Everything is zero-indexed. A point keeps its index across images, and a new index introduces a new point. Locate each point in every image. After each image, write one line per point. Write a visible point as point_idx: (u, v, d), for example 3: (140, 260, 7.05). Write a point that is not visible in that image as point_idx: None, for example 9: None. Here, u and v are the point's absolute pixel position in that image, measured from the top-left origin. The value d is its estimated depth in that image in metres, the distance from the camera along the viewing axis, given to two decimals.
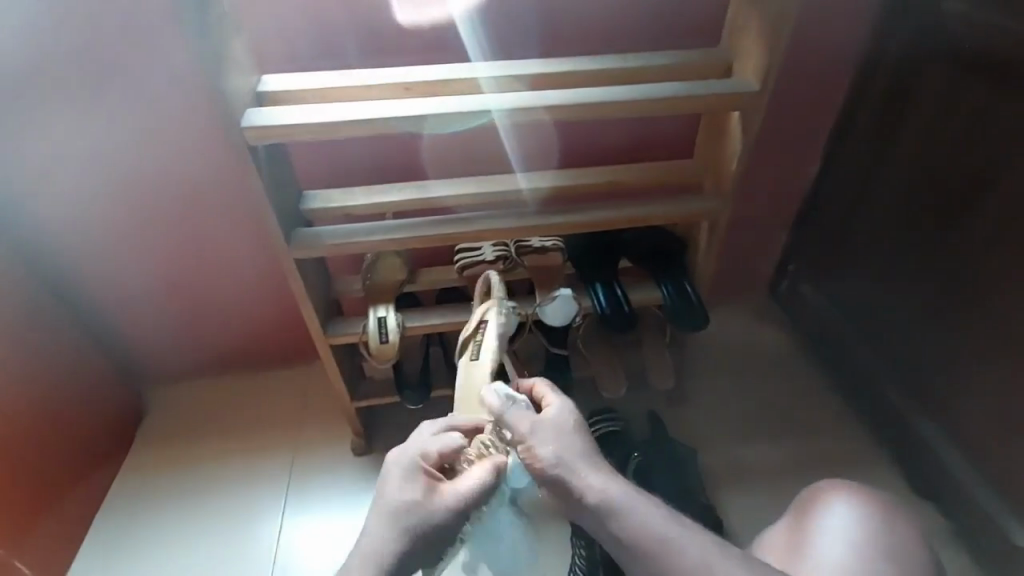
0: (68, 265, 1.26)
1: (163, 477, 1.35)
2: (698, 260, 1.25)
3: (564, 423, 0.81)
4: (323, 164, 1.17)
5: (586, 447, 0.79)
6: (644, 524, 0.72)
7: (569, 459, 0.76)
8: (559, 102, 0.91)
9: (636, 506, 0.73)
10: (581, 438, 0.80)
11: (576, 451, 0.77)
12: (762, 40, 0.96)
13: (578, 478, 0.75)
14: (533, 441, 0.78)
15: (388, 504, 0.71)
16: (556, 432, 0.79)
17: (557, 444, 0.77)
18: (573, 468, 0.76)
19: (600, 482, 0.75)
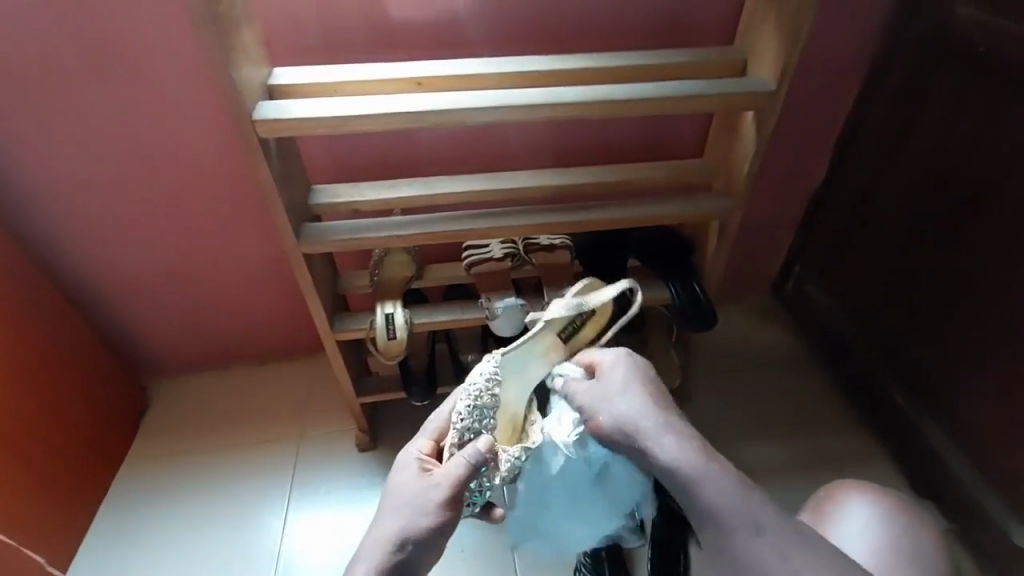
0: (72, 256, 1.25)
1: (166, 470, 1.35)
2: (706, 260, 1.24)
3: (625, 387, 0.77)
4: (331, 158, 1.16)
5: (650, 405, 0.75)
6: (718, 493, 0.66)
7: (630, 424, 0.73)
8: (573, 99, 0.91)
9: (711, 473, 0.67)
10: (646, 400, 0.75)
11: (638, 414, 0.73)
12: (778, 39, 0.95)
13: (638, 440, 0.72)
14: (592, 405, 0.77)
15: (393, 502, 0.72)
16: (615, 398, 0.76)
17: (616, 407, 0.75)
18: (634, 434, 0.72)
19: (667, 447, 0.70)
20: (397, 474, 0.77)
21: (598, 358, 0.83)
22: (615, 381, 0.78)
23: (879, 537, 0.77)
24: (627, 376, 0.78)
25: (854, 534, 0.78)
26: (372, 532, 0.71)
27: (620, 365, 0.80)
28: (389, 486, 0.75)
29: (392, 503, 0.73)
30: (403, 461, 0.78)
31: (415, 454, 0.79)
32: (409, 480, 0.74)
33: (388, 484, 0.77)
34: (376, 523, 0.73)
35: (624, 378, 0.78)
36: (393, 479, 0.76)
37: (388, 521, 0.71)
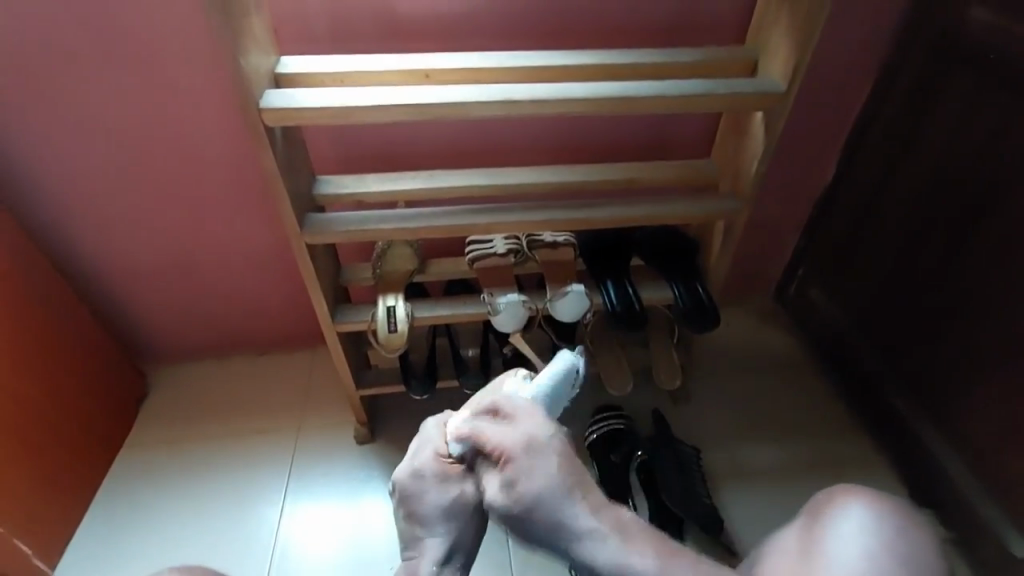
0: (74, 240, 1.25)
1: (164, 456, 1.35)
2: (710, 261, 1.24)
3: (546, 467, 0.64)
4: (336, 148, 1.15)
5: (573, 479, 0.65)
6: (638, 573, 0.61)
7: (545, 501, 0.63)
8: (581, 95, 0.90)
9: (630, 539, 0.63)
10: (567, 474, 0.64)
11: (561, 497, 0.63)
12: (790, 39, 0.95)
13: (559, 519, 0.63)
14: (510, 473, 0.64)
15: (433, 517, 0.68)
16: (535, 481, 0.64)
17: (537, 483, 0.63)
18: (557, 514, 0.63)
19: (596, 538, 0.62)
20: (431, 488, 0.70)
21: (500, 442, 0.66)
22: (530, 444, 0.65)
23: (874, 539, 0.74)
24: (539, 449, 0.65)
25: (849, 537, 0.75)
26: (429, 554, 0.68)
27: (542, 422, 0.67)
28: (432, 504, 0.69)
29: (444, 520, 0.69)
30: (433, 475, 0.70)
31: (438, 459, 0.71)
32: (453, 494, 0.69)
33: (421, 500, 0.69)
34: (429, 545, 0.68)
35: (547, 441, 0.66)
36: (429, 494, 0.69)
37: (450, 540, 0.68)
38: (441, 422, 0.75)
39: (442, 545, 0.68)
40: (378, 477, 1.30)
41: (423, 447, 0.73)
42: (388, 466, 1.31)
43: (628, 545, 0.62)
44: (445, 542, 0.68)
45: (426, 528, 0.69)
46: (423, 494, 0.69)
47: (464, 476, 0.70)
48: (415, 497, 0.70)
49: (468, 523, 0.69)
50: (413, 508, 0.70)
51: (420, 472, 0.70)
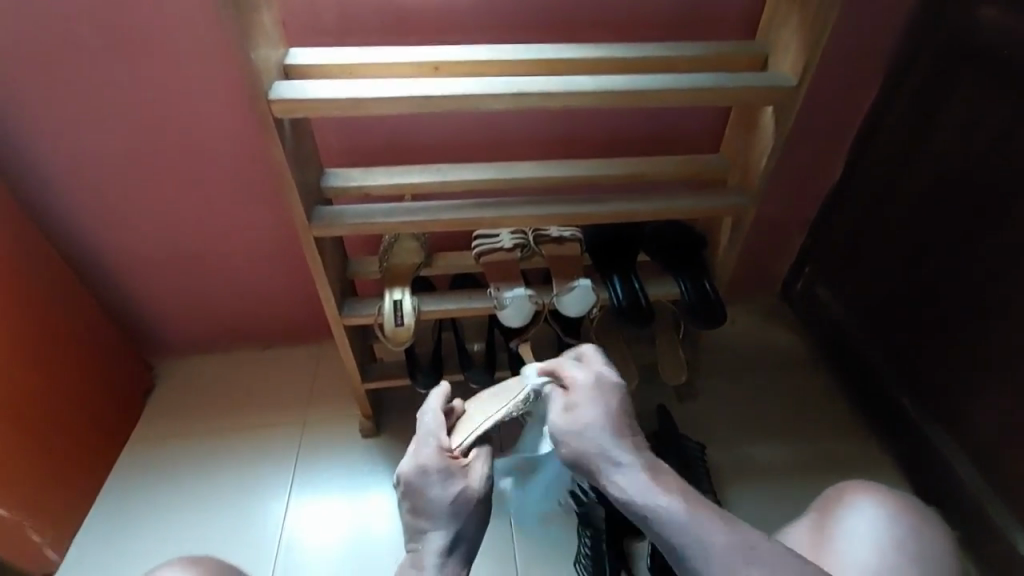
0: (82, 233, 1.25)
1: (170, 448, 1.36)
2: (717, 258, 1.23)
3: (597, 403, 0.74)
4: (344, 142, 1.15)
5: (622, 426, 0.73)
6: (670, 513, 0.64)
7: (593, 438, 0.72)
8: (590, 88, 0.90)
9: (664, 481, 0.68)
10: (616, 418, 0.73)
11: (609, 430, 0.71)
12: (802, 34, 0.94)
13: (600, 451, 0.71)
14: (567, 400, 0.75)
15: (437, 512, 0.72)
16: (589, 416, 0.73)
17: (590, 419, 0.72)
18: (599, 445, 0.71)
19: (631, 471, 0.69)
20: (435, 483, 0.73)
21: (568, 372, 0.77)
22: (598, 380, 0.76)
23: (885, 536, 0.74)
24: (602, 389, 0.75)
25: (866, 540, 0.74)
26: (432, 545, 0.70)
27: (612, 374, 0.78)
28: (436, 498, 0.72)
29: (450, 513, 0.72)
30: (436, 471, 0.74)
31: (442, 453, 0.75)
32: (457, 487, 0.73)
33: (425, 494, 0.73)
34: (432, 537, 0.71)
35: (606, 378, 0.77)
36: (435, 488, 0.73)
37: (453, 533, 0.71)
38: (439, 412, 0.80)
39: (446, 536, 0.71)
40: (383, 471, 1.30)
41: (425, 443, 0.77)
42: (392, 460, 1.32)
43: (659, 484, 0.67)
44: (448, 535, 0.71)
45: (430, 521, 0.72)
46: (426, 489, 0.73)
47: (468, 470, 0.75)
48: (420, 489, 0.73)
49: (469, 518, 0.72)
50: (418, 502, 0.73)
51: (423, 466, 0.74)
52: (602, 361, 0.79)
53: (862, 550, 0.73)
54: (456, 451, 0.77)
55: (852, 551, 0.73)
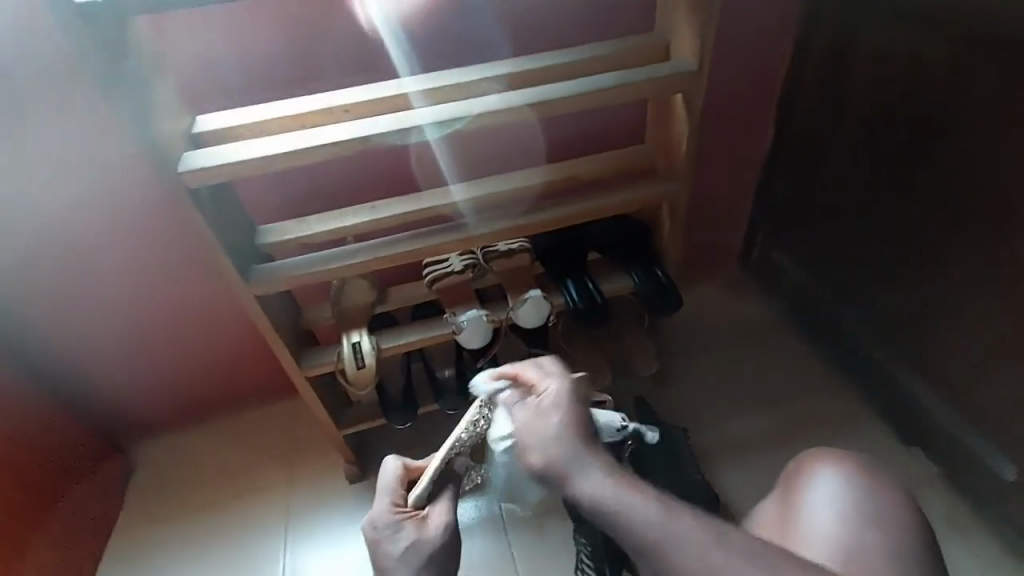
0: (24, 334, 1.22)
1: (157, 534, 1.32)
2: (665, 244, 1.25)
3: (561, 416, 0.68)
4: (275, 194, 1.15)
5: (579, 445, 0.67)
6: (644, 525, 0.63)
7: (564, 459, 0.66)
8: (499, 105, 0.91)
9: (636, 503, 0.64)
10: (577, 431, 0.67)
11: (571, 457, 0.66)
12: (694, 19, 0.96)
13: (574, 483, 0.65)
14: (524, 443, 0.69)
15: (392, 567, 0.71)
16: (549, 430, 0.68)
17: (542, 445, 0.67)
18: (562, 463, 0.66)
19: (599, 481, 0.65)
20: (388, 538, 0.72)
21: (540, 383, 0.72)
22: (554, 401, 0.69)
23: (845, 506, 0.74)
24: (568, 399, 0.70)
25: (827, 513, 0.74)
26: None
27: (559, 394, 0.70)
28: (389, 554, 0.71)
29: (405, 566, 0.70)
30: (388, 525, 0.72)
31: (394, 509, 0.74)
32: (410, 539, 0.71)
33: (381, 551, 0.71)
34: None
35: (556, 396, 0.70)
36: (387, 545, 0.71)
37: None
38: (398, 465, 0.80)
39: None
40: None
41: (380, 496, 0.76)
42: None
43: (624, 492, 0.64)
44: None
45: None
46: (381, 544, 0.72)
47: (425, 521, 0.73)
48: (376, 548, 0.72)
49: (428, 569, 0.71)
50: (375, 558, 0.72)
51: (375, 522, 0.73)
52: (561, 377, 0.72)
53: (824, 522, 0.74)
54: (412, 502, 0.75)
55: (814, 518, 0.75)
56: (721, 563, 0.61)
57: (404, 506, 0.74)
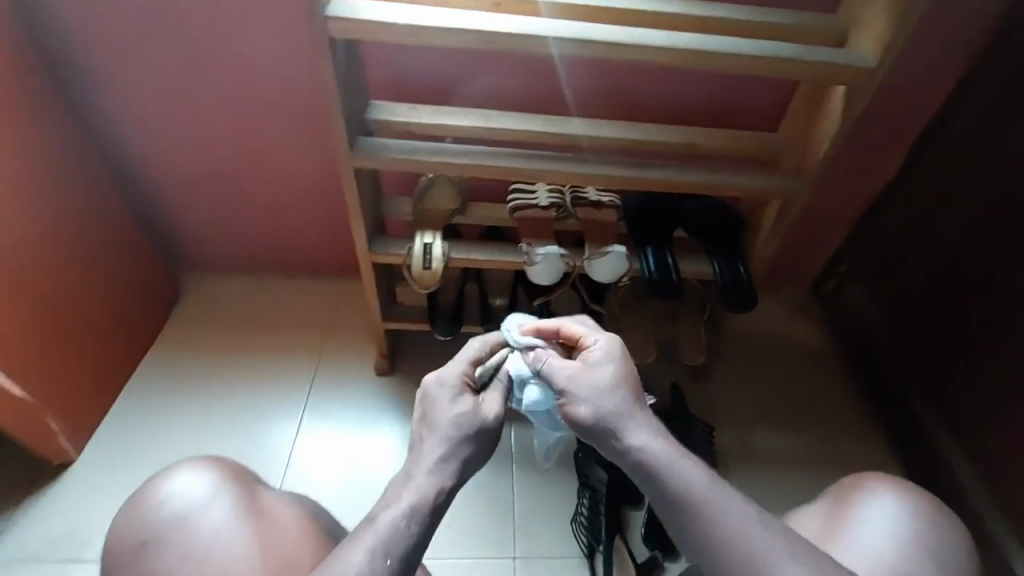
0: (120, 137, 1.25)
1: (188, 361, 1.37)
2: (757, 241, 1.20)
3: (613, 367, 0.68)
4: (392, 71, 1.12)
5: (636, 401, 0.66)
6: (692, 488, 0.61)
7: (614, 411, 0.65)
8: (663, 43, 0.85)
9: (686, 465, 0.62)
10: (629, 388, 0.67)
11: (625, 413, 0.65)
12: (890, 11, 0.88)
13: (619, 433, 0.64)
14: (571, 396, 0.67)
15: (437, 425, 0.66)
16: (600, 380, 0.67)
17: (592, 395, 0.66)
18: (616, 417, 0.65)
19: (651, 440, 0.64)
20: (447, 397, 0.68)
21: (590, 339, 0.72)
22: (603, 361, 0.69)
23: (898, 527, 0.74)
24: (616, 356, 0.70)
25: (879, 531, 0.74)
26: (429, 455, 0.64)
27: (605, 357, 0.69)
28: (444, 411, 0.67)
29: (453, 431, 0.66)
30: (452, 385, 0.69)
31: (464, 374, 0.71)
32: (468, 409, 0.68)
33: (435, 405, 0.67)
34: (428, 453, 0.65)
35: (605, 349, 0.70)
36: (447, 403, 0.68)
37: (455, 452, 0.65)
38: (482, 346, 0.75)
39: (444, 445, 0.65)
40: (393, 409, 1.32)
41: (455, 360, 0.72)
42: (402, 401, 1.33)
43: (678, 457, 0.63)
44: (446, 450, 0.65)
45: (431, 433, 0.66)
46: (438, 399, 0.68)
47: (485, 399, 0.70)
48: (432, 400, 0.68)
49: (474, 442, 0.66)
50: (427, 410, 0.68)
51: (443, 377, 0.69)
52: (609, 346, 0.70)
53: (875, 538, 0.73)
54: (479, 379, 0.72)
55: (864, 531, 0.74)
56: (778, 554, 0.58)
57: (471, 378, 0.71)
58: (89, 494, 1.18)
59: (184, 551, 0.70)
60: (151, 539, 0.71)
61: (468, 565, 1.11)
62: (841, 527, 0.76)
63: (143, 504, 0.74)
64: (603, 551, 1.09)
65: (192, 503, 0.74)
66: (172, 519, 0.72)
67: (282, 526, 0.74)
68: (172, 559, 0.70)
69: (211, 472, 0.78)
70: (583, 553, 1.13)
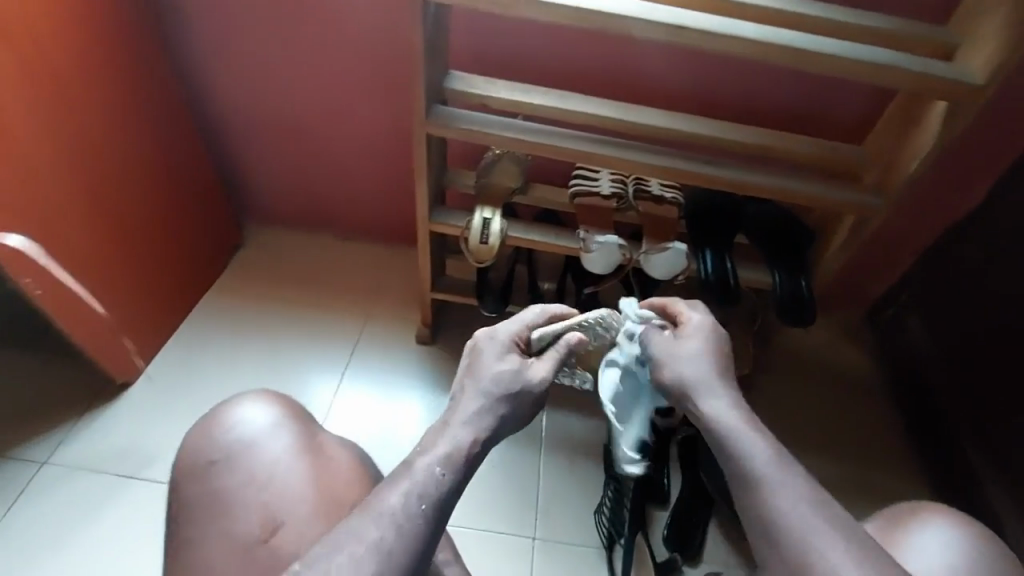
0: (207, 83, 1.30)
1: (243, 305, 1.43)
2: (824, 257, 1.16)
3: (702, 341, 0.72)
4: (473, 43, 1.12)
5: (721, 375, 0.70)
6: (756, 460, 0.61)
7: (697, 378, 0.69)
8: (753, 37, 0.83)
9: (753, 438, 0.63)
10: (716, 361, 0.71)
11: (709, 382, 0.69)
12: (1010, 26, 0.83)
13: (699, 399, 0.68)
14: (664, 348, 0.74)
15: (481, 379, 0.67)
16: (684, 350, 0.72)
17: (684, 364, 0.71)
18: (697, 381, 0.69)
19: (725, 410, 0.66)
20: (496, 353, 0.69)
21: (685, 315, 0.76)
22: (697, 333, 0.73)
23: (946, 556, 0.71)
24: (710, 335, 0.73)
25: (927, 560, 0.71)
26: (471, 408, 0.66)
27: (699, 333, 0.73)
28: (490, 366, 0.68)
29: (496, 386, 0.67)
30: (500, 342, 0.70)
31: (514, 336, 0.72)
32: (514, 367, 0.68)
33: (482, 359, 0.69)
34: (468, 403, 0.66)
35: (701, 325, 0.74)
36: (494, 359, 0.69)
37: (495, 409, 0.66)
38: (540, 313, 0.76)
39: (487, 399, 0.66)
40: (431, 378, 1.34)
41: (507, 321, 0.74)
42: (440, 371, 1.35)
43: (748, 430, 0.64)
44: (489, 405, 0.66)
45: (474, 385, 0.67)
46: (485, 355, 0.69)
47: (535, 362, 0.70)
48: (479, 355, 0.70)
49: (514, 400, 0.66)
50: (472, 363, 0.69)
51: (494, 334, 0.71)
52: (707, 324, 0.74)
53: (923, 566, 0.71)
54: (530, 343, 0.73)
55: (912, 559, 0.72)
56: (835, 538, 0.56)
57: (521, 341, 0.73)
58: (143, 416, 1.25)
59: (247, 474, 0.75)
60: (218, 460, 0.76)
61: (488, 538, 1.13)
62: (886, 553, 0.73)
63: (211, 427, 0.78)
64: (624, 545, 1.08)
65: (257, 432, 0.78)
66: (238, 445, 0.77)
67: (337, 466, 0.78)
68: (236, 480, 0.74)
69: (273, 407, 0.81)
70: (602, 544, 1.13)
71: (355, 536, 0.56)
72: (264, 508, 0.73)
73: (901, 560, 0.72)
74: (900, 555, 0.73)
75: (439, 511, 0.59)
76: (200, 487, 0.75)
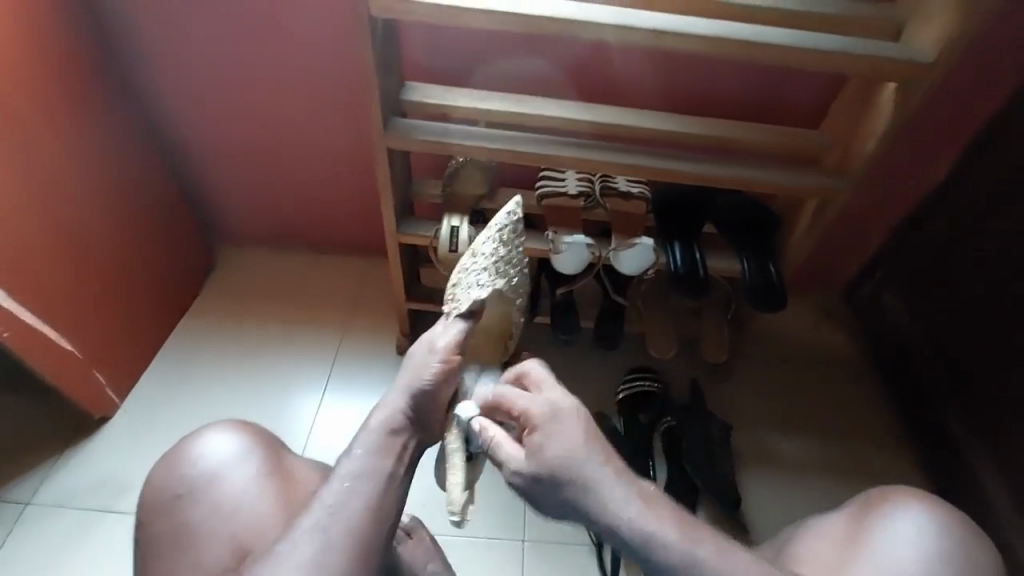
0: (163, 108, 1.29)
1: (219, 329, 1.42)
2: (791, 241, 1.17)
3: (563, 431, 0.64)
4: (430, 52, 1.11)
5: (599, 461, 0.63)
6: (671, 560, 0.59)
7: (578, 485, 0.61)
8: (705, 32, 0.83)
9: (662, 538, 0.59)
10: (591, 445, 0.63)
11: (593, 487, 0.61)
12: (952, 4, 0.84)
13: (602, 516, 0.60)
14: (534, 444, 0.64)
15: (405, 376, 0.77)
16: (555, 452, 0.63)
17: (560, 478, 0.61)
18: (582, 496, 0.61)
19: (625, 512, 0.60)
20: (424, 356, 0.78)
21: (521, 406, 0.68)
22: (552, 416, 0.65)
23: (920, 536, 0.73)
24: (566, 416, 0.65)
25: (901, 542, 0.73)
26: (395, 404, 0.75)
27: (549, 422, 0.65)
28: (415, 367, 0.78)
29: (411, 388, 0.76)
30: (431, 345, 0.79)
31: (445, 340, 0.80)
32: (432, 368, 0.77)
33: (413, 360, 0.78)
34: (389, 400, 0.75)
35: (566, 410, 0.65)
36: (417, 361, 0.78)
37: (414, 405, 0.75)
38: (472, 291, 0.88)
39: (410, 391, 0.75)
40: None
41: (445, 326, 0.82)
42: None
43: (655, 523, 0.60)
44: (410, 400, 0.75)
45: (398, 385, 0.77)
46: (417, 358, 0.79)
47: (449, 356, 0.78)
48: (411, 360, 0.79)
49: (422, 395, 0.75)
50: (405, 367, 0.79)
51: (428, 341, 0.80)
52: (547, 401, 0.67)
53: (897, 549, 0.73)
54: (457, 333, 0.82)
55: (887, 541, 0.74)
56: None
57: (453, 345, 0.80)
58: (123, 451, 1.24)
59: (212, 507, 0.75)
60: (182, 494, 0.76)
61: (477, 544, 1.13)
62: (862, 536, 0.76)
63: (177, 460, 0.78)
64: (612, 540, 1.10)
65: (222, 463, 0.78)
66: (203, 477, 0.76)
67: (306, 491, 0.79)
68: (202, 512, 0.74)
69: (240, 436, 0.81)
70: (591, 541, 1.14)
71: (300, 531, 0.64)
72: (231, 538, 0.72)
73: (874, 545, 0.74)
74: (874, 540, 0.74)
75: (369, 496, 0.67)
76: (166, 522, 0.75)
